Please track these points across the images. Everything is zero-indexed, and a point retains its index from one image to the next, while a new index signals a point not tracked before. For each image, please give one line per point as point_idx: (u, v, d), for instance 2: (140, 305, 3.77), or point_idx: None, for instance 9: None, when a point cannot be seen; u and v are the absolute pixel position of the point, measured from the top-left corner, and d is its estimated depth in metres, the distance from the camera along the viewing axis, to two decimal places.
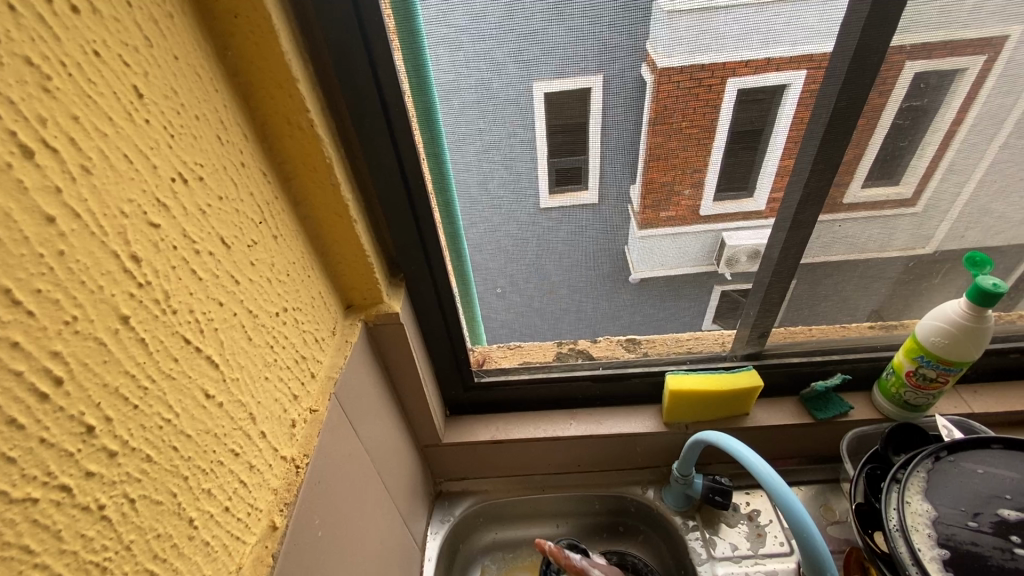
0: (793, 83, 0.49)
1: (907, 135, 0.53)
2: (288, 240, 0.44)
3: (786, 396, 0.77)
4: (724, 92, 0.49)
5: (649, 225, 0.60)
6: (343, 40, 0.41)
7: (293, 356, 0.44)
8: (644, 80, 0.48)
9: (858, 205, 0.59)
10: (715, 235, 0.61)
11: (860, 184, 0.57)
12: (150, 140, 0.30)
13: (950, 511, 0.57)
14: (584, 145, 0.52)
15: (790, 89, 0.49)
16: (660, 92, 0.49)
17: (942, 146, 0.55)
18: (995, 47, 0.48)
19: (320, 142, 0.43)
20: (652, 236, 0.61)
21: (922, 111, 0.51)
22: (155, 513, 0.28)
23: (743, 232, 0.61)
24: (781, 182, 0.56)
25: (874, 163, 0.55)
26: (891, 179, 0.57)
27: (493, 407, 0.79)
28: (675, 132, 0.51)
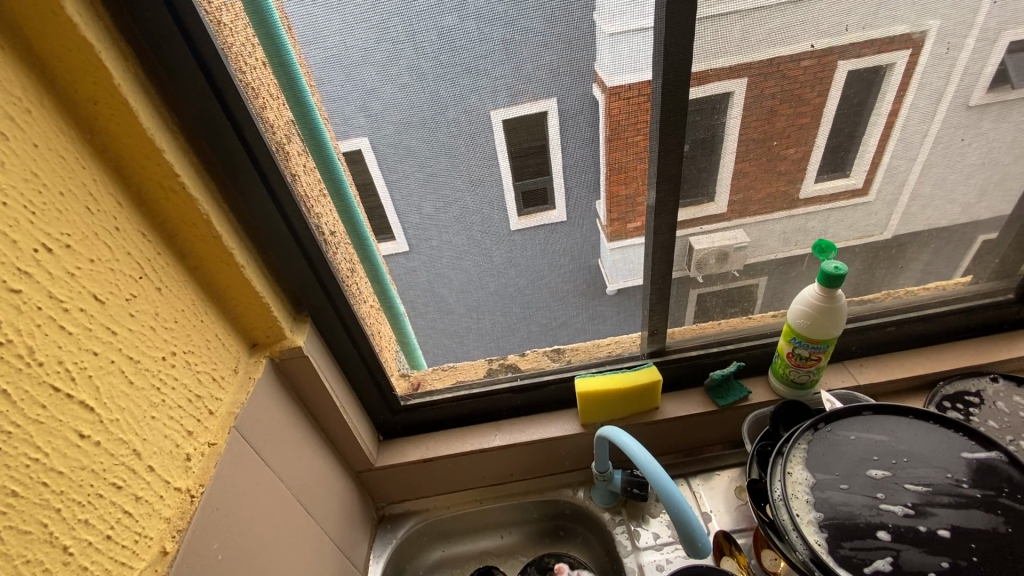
0: (736, 91, 0.57)
1: (845, 134, 0.61)
2: (175, 291, 0.49)
3: (693, 388, 0.82)
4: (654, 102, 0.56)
5: (619, 236, 0.67)
6: (206, 110, 0.48)
7: (186, 396, 0.48)
8: (596, 98, 0.55)
9: (814, 198, 0.66)
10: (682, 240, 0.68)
11: (813, 180, 0.64)
12: (10, 220, 0.34)
13: (826, 477, 0.62)
14: (548, 165, 0.59)
15: (734, 96, 0.57)
16: (612, 109, 0.56)
17: (885, 136, 0.63)
18: (918, 42, 0.56)
19: (194, 201, 0.48)
20: (622, 246, 0.68)
21: (856, 108, 0.59)
22: (24, 542, 0.33)
23: (705, 236, 0.68)
24: (737, 183, 0.64)
25: (825, 156, 0.63)
26: (843, 170, 0.65)
27: (423, 428, 0.83)
28: (632, 146, 0.59)
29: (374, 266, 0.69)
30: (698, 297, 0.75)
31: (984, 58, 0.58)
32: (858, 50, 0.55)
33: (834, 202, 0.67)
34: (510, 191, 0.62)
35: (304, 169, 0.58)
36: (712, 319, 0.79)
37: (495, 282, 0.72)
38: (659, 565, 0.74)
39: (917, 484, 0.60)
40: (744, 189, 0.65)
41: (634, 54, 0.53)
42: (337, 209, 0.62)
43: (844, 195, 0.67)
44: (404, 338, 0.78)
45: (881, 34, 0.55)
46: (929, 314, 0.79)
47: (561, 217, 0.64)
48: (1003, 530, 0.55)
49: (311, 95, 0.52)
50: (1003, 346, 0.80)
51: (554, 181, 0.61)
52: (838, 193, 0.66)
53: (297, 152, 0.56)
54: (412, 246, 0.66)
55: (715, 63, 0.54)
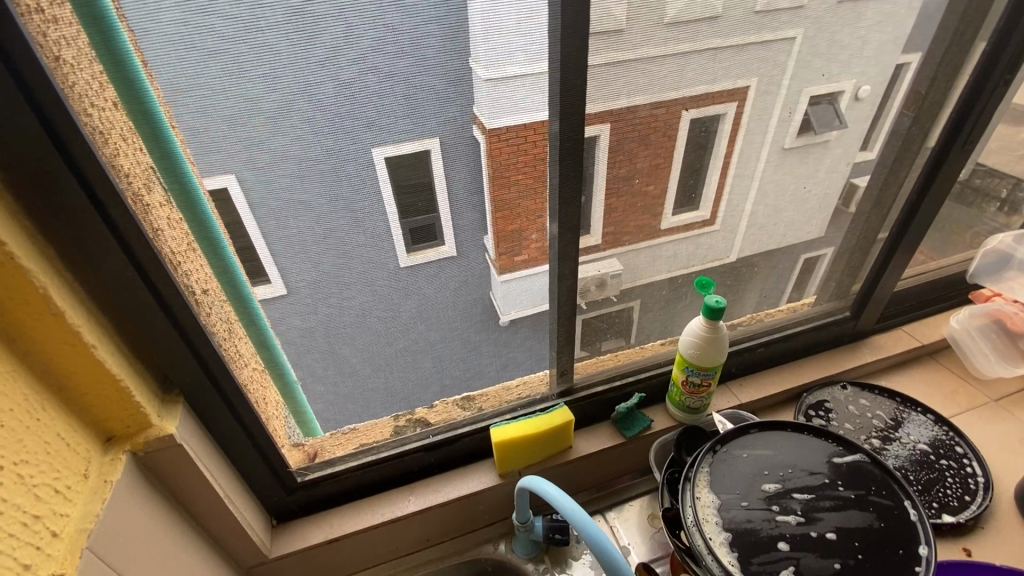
0: (601, 135, 0.60)
1: (703, 167, 0.68)
2: (1, 385, 0.38)
3: (601, 423, 0.85)
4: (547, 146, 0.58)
5: (508, 269, 0.67)
6: (41, 162, 0.39)
7: (21, 520, 0.38)
8: (476, 139, 0.55)
9: (674, 228, 0.72)
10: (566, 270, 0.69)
11: (672, 211, 0.70)
12: None
13: (729, 497, 0.67)
14: (434, 203, 0.58)
15: (600, 140, 0.60)
16: (493, 150, 0.56)
17: (724, 173, 0.70)
18: (739, 96, 0.63)
19: (26, 272, 0.39)
20: (512, 278, 0.68)
21: (705, 145, 0.66)
22: None
23: (588, 265, 0.70)
24: (609, 217, 0.67)
25: (678, 195, 0.69)
26: (693, 206, 0.72)
27: (325, 504, 0.74)
28: (513, 184, 0.59)
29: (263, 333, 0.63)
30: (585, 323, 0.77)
31: (793, 108, 0.67)
32: (697, 102, 0.62)
33: (690, 231, 0.74)
34: (397, 228, 0.58)
35: (169, 224, 0.50)
36: (611, 353, 0.83)
37: (401, 337, 0.68)
38: None
39: (802, 492, 0.67)
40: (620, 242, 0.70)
41: (524, 97, 0.54)
42: (212, 267, 0.55)
43: (696, 225, 0.74)
44: (291, 402, 0.71)
45: (714, 87, 0.61)
46: (788, 334, 0.91)
47: (452, 251, 0.62)
48: (875, 525, 0.63)
49: (179, 146, 0.47)
50: (842, 358, 0.95)
51: (441, 218, 0.59)
52: (691, 223, 0.74)
53: (160, 203, 0.49)
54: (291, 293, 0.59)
55: (614, 105, 0.58)
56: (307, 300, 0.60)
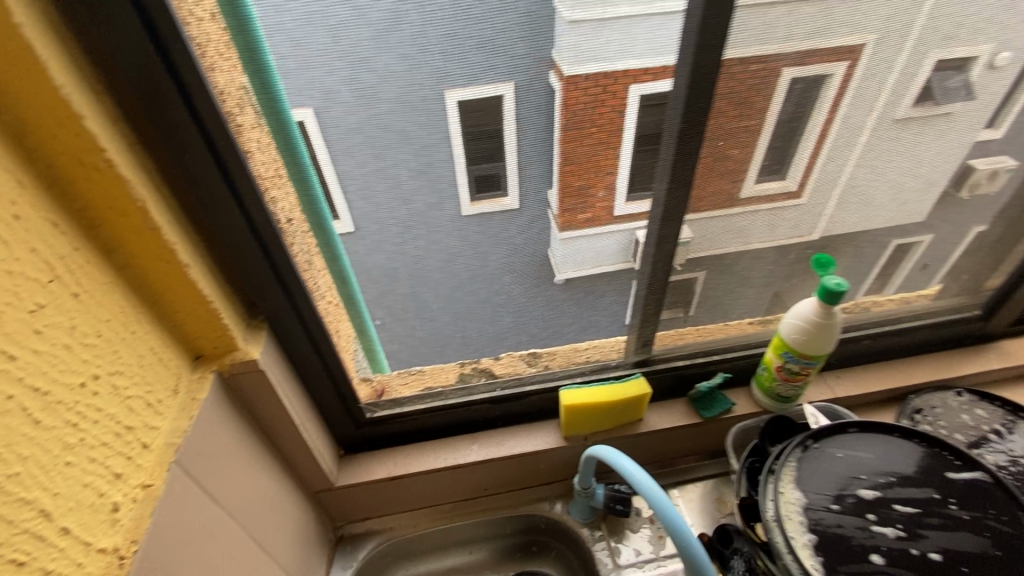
0: None
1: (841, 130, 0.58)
2: (97, 296, 0.39)
3: (676, 398, 0.80)
4: (627, 98, 0.51)
5: (569, 227, 0.62)
6: (143, 68, 0.37)
7: (113, 429, 0.38)
8: (553, 88, 0.50)
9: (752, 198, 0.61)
10: (628, 234, 0.63)
11: (755, 177, 0.59)
12: None
13: (817, 497, 0.61)
14: (502, 151, 0.54)
15: None
16: (569, 99, 0.51)
17: (819, 145, 0.59)
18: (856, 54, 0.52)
19: (125, 182, 0.38)
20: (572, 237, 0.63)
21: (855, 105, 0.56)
22: None
23: None
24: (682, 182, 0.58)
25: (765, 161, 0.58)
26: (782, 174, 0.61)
27: (390, 441, 0.75)
28: (585, 135, 0.53)
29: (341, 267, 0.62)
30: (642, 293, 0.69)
31: (912, 76, 0.54)
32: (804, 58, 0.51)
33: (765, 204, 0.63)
34: (462, 174, 0.55)
35: (259, 147, 0.47)
36: (699, 326, 0.76)
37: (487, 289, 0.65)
38: None
39: (905, 505, 0.60)
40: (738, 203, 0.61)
41: (662, 37, 0.47)
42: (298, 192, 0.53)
43: (776, 197, 0.63)
44: (364, 339, 0.71)
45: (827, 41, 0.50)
46: (903, 328, 0.80)
47: (514, 205, 0.59)
48: (990, 553, 0.56)
49: (276, 70, 0.44)
50: (963, 362, 0.83)
51: (507, 168, 0.56)
52: (771, 195, 0.62)
53: (251, 123, 0.46)
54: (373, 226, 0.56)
55: (765, 48, 0.49)
56: (393, 239, 0.59)
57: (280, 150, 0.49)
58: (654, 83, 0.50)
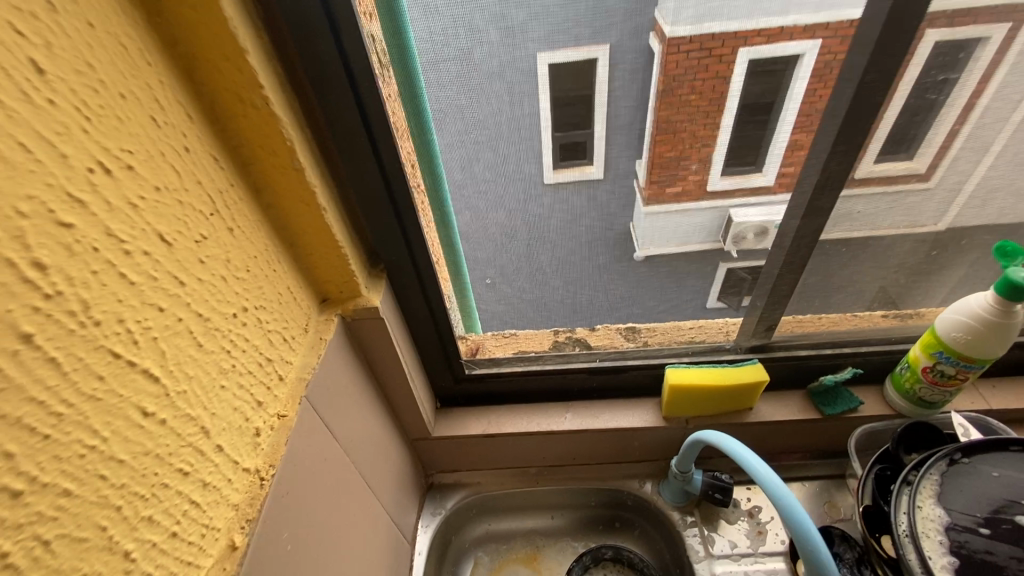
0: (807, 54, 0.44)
1: None
2: (246, 232, 0.40)
3: (792, 390, 0.73)
4: (735, 62, 0.45)
5: (655, 201, 0.58)
6: (299, 5, 0.36)
7: (256, 360, 0.40)
8: (651, 50, 0.44)
9: (868, 180, 0.53)
10: (720, 212, 0.59)
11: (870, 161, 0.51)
12: (58, 125, 0.25)
13: (963, 516, 0.53)
14: (591, 119, 0.49)
15: (804, 61, 0.44)
16: (668, 64, 0.45)
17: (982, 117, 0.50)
18: None
19: (277, 122, 0.38)
20: (656, 212, 0.59)
21: None
22: (79, 552, 0.25)
23: (751, 209, 0.58)
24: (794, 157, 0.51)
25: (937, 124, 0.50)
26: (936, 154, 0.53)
27: (485, 399, 0.76)
28: (683, 105, 0.48)
29: (447, 227, 0.58)
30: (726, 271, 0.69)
31: None
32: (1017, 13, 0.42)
33: (888, 186, 0.54)
34: (548, 144, 0.51)
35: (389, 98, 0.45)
36: (839, 314, 0.70)
37: (604, 252, 0.62)
38: None
39: None
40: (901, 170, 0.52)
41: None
42: (415, 139, 0.49)
43: (902, 180, 0.54)
44: (461, 296, 0.68)
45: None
46: None
47: (599, 175, 0.55)
48: None
49: (410, 11, 0.41)
50: None
51: (595, 136, 0.51)
52: (895, 177, 0.54)
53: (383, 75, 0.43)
54: (491, 181, 0.53)
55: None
56: (512, 198, 0.56)
57: (404, 100, 0.46)
58: (767, 47, 0.44)
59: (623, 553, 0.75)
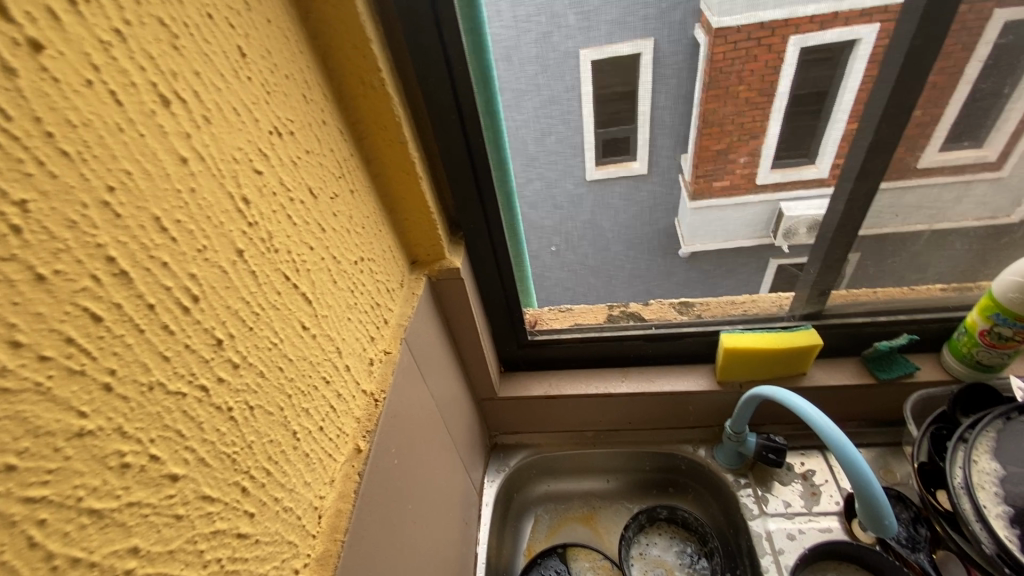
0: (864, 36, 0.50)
1: None
2: (361, 195, 0.48)
3: (846, 358, 0.76)
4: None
5: None
6: (410, 2, 0.44)
7: (369, 302, 0.48)
8: None
9: (933, 169, 0.59)
10: None
11: (935, 148, 0.57)
12: (252, 96, 0.33)
13: (1019, 470, 0.55)
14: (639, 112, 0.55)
15: (861, 42, 0.51)
16: None
17: None
18: None
19: (389, 101, 0.46)
20: None
21: None
22: (268, 422, 0.33)
23: None
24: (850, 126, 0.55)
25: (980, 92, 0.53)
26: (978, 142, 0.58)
27: (546, 365, 0.82)
28: None
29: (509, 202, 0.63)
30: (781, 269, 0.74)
31: None
32: None
33: (957, 175, 0.61)
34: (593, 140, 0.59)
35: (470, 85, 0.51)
36: (896, 287, 0.73)
37: None
38: (789, 534, 0.71)
39: None
40: (930, 140, 0.56)
41: None
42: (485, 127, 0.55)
43: (970, 167, 0.60)
44: (520, 272, 0.73)
45: None
46: None
47: (647, 170, 0.62)
48: None
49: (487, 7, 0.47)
50: None
51: (641, 133, 0.59)
52: (964, 165, 0.60)
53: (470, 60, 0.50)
54: (558, 154, 0.59)
55: None
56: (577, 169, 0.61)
57: (478, 90, 0.52)
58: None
59: (678, 513, 0.79)
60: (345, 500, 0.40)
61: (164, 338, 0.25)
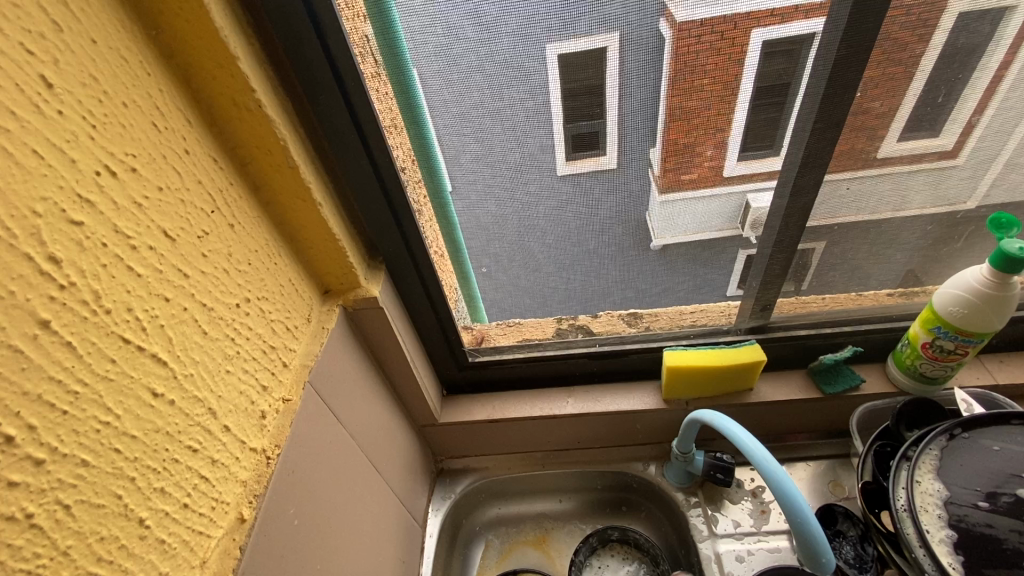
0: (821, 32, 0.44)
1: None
2: (247, 228, 0.43)
3: (792, 370, 0.74)
4: (750, 43, 0.44)
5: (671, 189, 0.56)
6: (287, 10, 0.39)
7: (260, 347, 0.43)
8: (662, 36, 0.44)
9: (892, 160, 0.54)
10: (740, 197, 0.56)
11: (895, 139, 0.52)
12: (66, 133, 0.28)
13: (961, 491, 0.54)
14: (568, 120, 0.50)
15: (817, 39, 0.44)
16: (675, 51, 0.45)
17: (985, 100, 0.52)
18: None
19: (271, 123, 0.41)
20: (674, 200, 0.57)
21: None
22: (98, 517, 0.28)
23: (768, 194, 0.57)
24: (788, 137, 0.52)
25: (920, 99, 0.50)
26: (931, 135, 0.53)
27: (490, 386, 0.78)
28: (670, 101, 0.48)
29: (444, 215, 0.60)
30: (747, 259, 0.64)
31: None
32: None
33: (909, 166, 0.54)
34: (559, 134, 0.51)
35: (381, 97, 0.47)
36: (856, 296, 0.69)
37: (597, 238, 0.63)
38: (738, 555, 0.69)
39: None
40: (889, 131, 0.51)
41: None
42: (411, 137, 0.52)
43: (929, 158, 0.54)
44: (466, 287, 0.70)
45: None
46: None
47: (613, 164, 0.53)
48: None
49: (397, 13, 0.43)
50: None
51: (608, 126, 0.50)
52: (921, 155, 0.54)
53: (371, 72, 0.46)
54: (480, 172, 0.55)
55: None
56: (502, 188, 0.57)
57: (398, 98, 0.48)
58: (785, 26, 0.44)
59: (629, 535, 0.76)
60: None
61: None
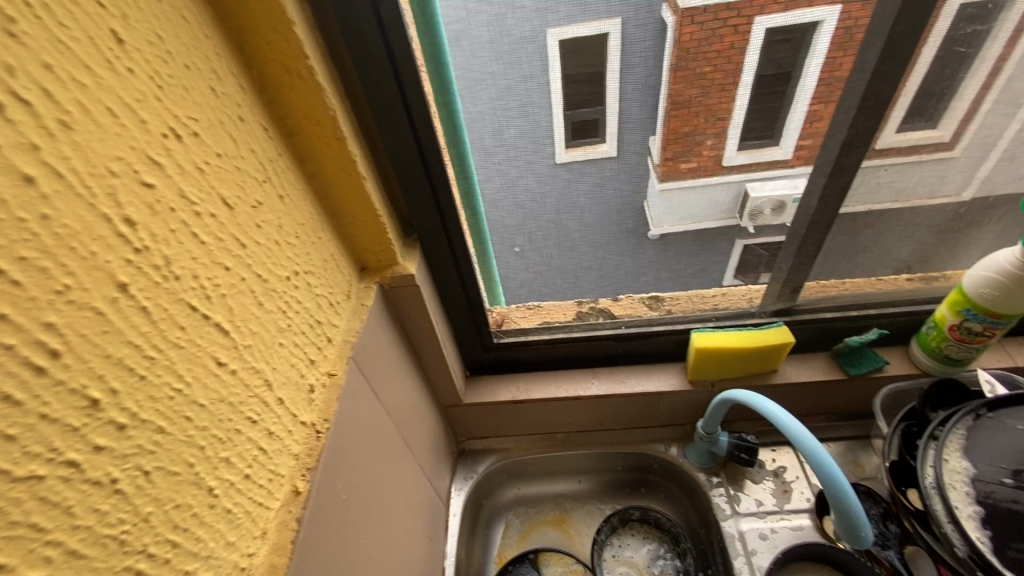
0: (827, 20, 0.44)
1: None
2: (295, 201, 0.42)
3: (817, 352, 0.75)
4: (752, 32, 0.45)
5: (671, 177, 0.57)
6: None
7: (307, 321, 0.42)
8: (665, 22, 0.45)
9: (889, 152, 0.54)
10: (739, 186, 0.58)
11: (892, 129, 0.52)
12: (136, 92, 0.27)
13: (988, 469, 0.54)
14: (607, 96, 0.49)
15: (823, 28, 0.45)
16: (683, 35, 0.45)
17: None
18: None
19: (320, 92, 0.40)
20: (674, 189, 0.58)
21: None
22: (172, 485, 0.28)
23: (770, 183, 0.58)
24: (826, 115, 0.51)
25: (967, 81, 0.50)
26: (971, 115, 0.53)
27: (514, 366, 0.78)
28: (696, 79, 0.48)
29: (473, 197, 0.60)
30: (744, 248, 0.68)
31: None
32: None
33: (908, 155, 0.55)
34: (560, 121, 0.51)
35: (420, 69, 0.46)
36: (876, 281, 0.71)
37: (634, 218, 0.63)
38: (761, 533, 0.70)
39: None
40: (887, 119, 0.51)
41: None
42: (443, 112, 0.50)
43: (924, 149, 0.55)
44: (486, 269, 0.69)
45: None
46: None
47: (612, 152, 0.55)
48: None
49: None
50: None
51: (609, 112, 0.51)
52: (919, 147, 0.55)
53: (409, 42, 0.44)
54: (520, 149, 0.55)
55: None
56: (543, 165, 0.56)
57: (430, 72, 0.47)
58: (787, 13, 0.44)
59: (650, 514, 0.77)
60: (280, 553, 0.36)
61: (8, 412, 0.20)
